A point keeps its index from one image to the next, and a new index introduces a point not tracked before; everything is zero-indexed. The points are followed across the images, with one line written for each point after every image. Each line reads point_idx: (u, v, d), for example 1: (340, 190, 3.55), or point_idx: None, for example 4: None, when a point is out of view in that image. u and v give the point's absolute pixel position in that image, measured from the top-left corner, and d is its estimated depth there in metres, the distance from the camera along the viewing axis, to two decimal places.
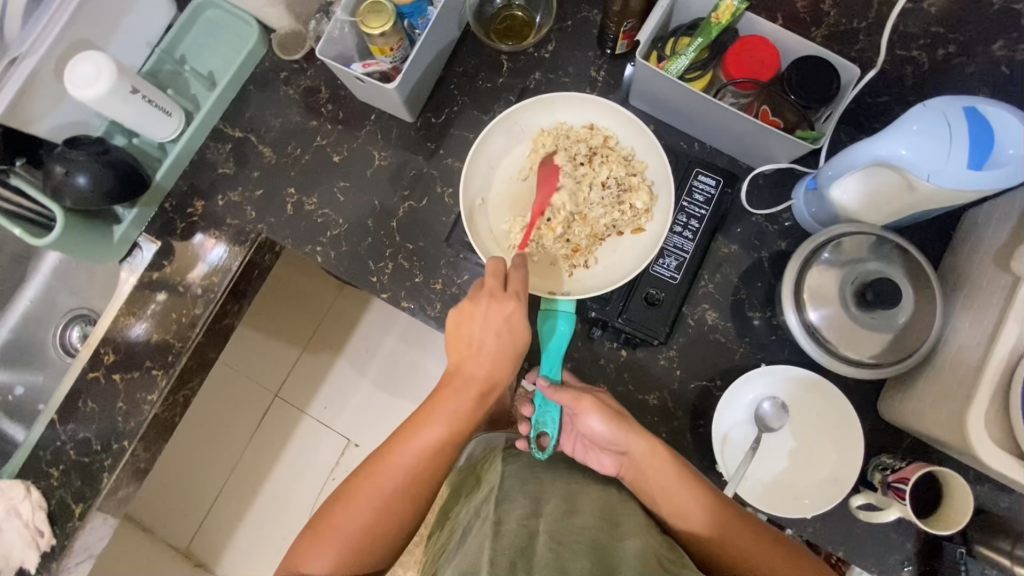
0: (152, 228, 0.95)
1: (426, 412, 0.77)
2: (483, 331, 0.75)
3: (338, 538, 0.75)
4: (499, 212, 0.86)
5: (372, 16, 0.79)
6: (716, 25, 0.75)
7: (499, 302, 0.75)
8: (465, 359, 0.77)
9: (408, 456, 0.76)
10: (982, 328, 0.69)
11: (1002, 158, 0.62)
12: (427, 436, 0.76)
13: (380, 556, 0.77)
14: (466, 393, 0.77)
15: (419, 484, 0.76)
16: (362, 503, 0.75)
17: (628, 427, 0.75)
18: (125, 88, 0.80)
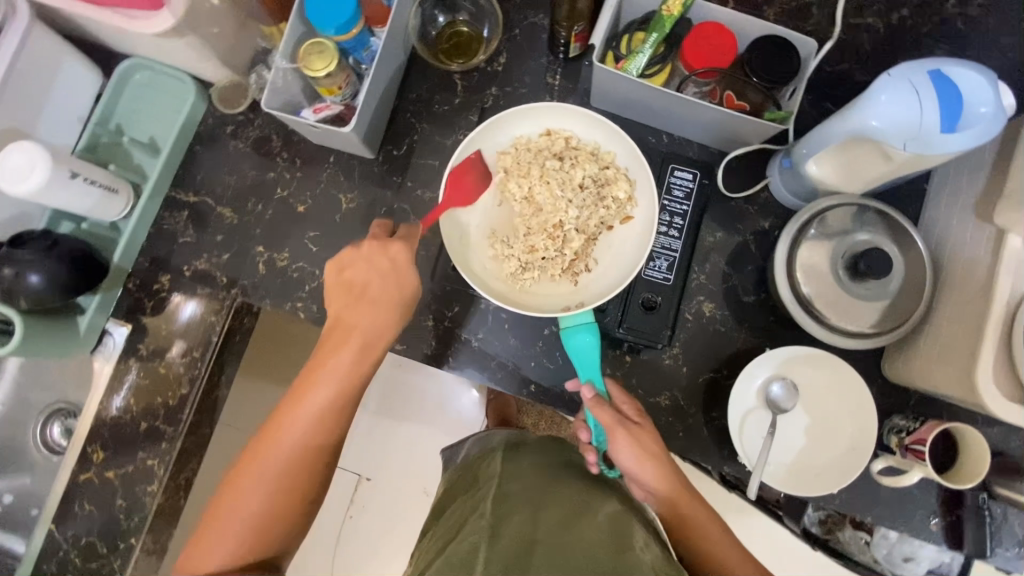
0: (120, 311, 0.91)
1: (312, 374, 0.73)
2: (368, 283, 0.74)
3: (235, 520, 0.70)
4: (483, 246, 0.80)
5: (314, 57, 0.76)
6: (668, 17, 0.74)
7: (371, 254, 0.74)
8: (344, 307, 0.74)
9: (302, 423, 0.72)
10: (975, 282, 0.70)
11: (975, 117, 0.61)
12: (318, 398, 0.72)
13: (288, 530, 0.73)
14: (355, 346, 0.73)
15: (315, 444, 0.72)
16: (259, 472, 0.71)
17: (660, 469, 0.70)
18: (63, 173, 0.75)
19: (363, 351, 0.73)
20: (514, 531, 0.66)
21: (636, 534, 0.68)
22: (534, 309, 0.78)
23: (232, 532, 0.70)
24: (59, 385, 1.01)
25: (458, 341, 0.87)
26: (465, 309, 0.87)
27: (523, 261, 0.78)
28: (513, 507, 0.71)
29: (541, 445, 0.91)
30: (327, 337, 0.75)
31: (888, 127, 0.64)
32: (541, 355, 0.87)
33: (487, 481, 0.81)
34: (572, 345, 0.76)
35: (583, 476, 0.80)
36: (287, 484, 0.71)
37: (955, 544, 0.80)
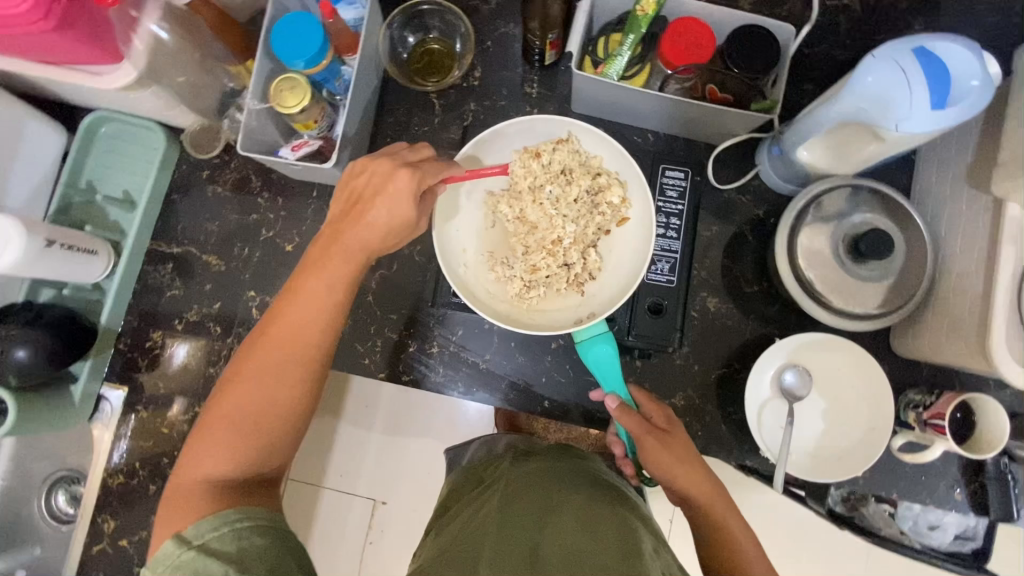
0: (113, 374, 0.88)
1: (308, 272, 0.64)
2: (372, 190, 0.64)
3: (226, 425, 0.61)
4: (481, 270, 0.78)
5: (286, 94, 0.74)
6: (642, 17, 0.72)
7: (375, 180, 0.65)
8: (342, 215, 0.66)
9: (298, 321, 0.63)
10: (976, 253, 0.70)
11: (966, 91, 0.61)
12: (312, 294, 0.63)
13: (282, 441, 0.63)
14: (354, 247, 0.64)
15: (312, 347, 0.63)
16: (250, 375, 0.62)
17: (686, 473, 0.68)
18: (40, 243, 0.72)
19: (360, 255, 0.64)
20: (517, 538, 0.61)
21: (645, 541, 0.62)
22: (545, 327, 0.76)
23: (224, 438, 0.61)
24: (59, 453, 0.98)
25: (466, 365, 0.86)
26: (470, 331, 0.86)
27: (528, 281, 0.76)
28: (519, 511, 0.66)
29: (552, 453, 0.81)
30: (325, 238, 0.65)
31: (877, 108, 0.64)
32: (551, 370, 0.86)
33: (493, 484, 0.75)
34: (590, 358, 0.76)
35: (592, 478, 0.74)
36: (281, 385, 0.62)
37: (980, 511, 0.80)
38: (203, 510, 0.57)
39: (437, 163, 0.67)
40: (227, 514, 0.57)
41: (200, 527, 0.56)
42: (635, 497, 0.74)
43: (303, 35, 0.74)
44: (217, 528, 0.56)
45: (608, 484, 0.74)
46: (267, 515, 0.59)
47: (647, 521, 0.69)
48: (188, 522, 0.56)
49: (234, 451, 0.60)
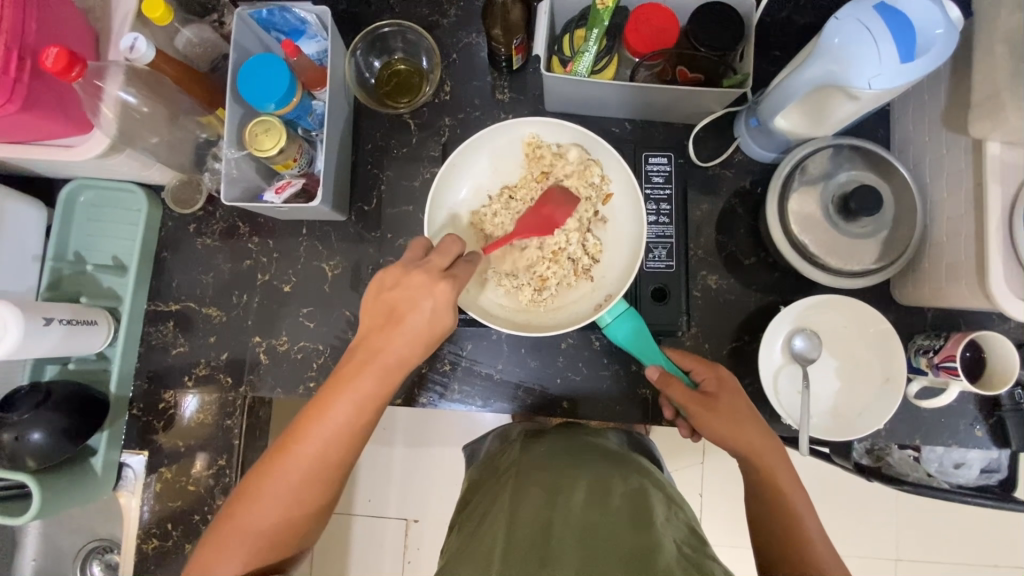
0: (131, 440, 0.87)
1: (334, 389, 0.62)
2: (407, 301, 0.63)
3: (244, 537, 0.61)
4: (489, 287, 0.78)
5: (262, 137, 0.74)
6: (605, 10, 0.70)
7: (409, 293, 0.63)
8: (376, 328, 0.64)
9: (320, 443, 0.61)
10: (964, 194, 0.71)
11: (931, 39, 0.62)
12: (338, 418, 0.62)
13: (301, 541, 0.65)
14: (390, 368, 0.63)
15: (334, 467, 0.62)
16: (272, 494, 0.61)
17: (740, 430, 0.70)
18: (37, 321, 0.72)
19: (392, 376, 0.63)
20: (531, 515, 0.62)
21: (657, 508, 0.64)
22: (569, 322, 0.76)
23: (239, 549, 0.60)
24: (88, 525, 0.97)
25: (478, 380, 0.86)
26: (479, 344, 0.86)
27: (539, 285, 0.76)
28: (531, 490, 0.67)
29: (558, 434, 0.80)
30: (360, 354, 0.63)
31: (847, 71, 0.64)
32: (565, 370, 0.86)
33: (506, 472, 0.76)
34: (621, 338, 0.75)
35: (602, 454, 0.75)
36: (302, 498, 0.62)
37: (1003, 445, 0.81)
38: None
39: (469, 264, 0.67)
40: None
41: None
42: (651, 468, 0.77)
43: (270, 78, 0.74)
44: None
45: (619, 458, 0.76)
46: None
47: (658, 485, 0.71)
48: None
49: (253, 562, 0.61)
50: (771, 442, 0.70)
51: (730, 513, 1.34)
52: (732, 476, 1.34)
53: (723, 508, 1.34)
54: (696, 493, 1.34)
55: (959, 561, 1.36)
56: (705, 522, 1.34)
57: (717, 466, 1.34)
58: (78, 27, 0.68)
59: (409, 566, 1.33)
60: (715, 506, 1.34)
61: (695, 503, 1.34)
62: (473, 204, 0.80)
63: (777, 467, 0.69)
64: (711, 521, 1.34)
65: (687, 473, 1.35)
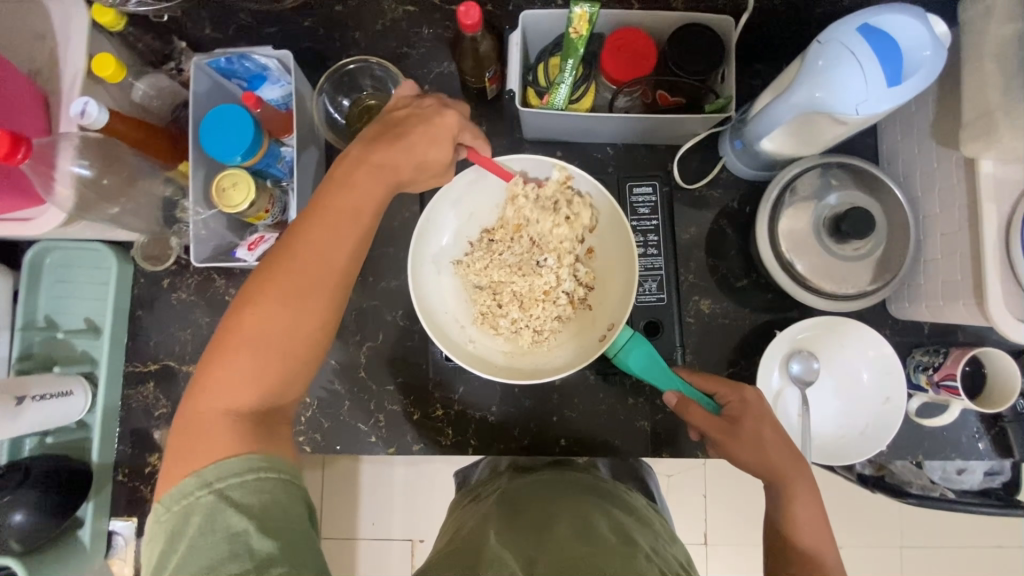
0: (119, 506, 0.84)
1: (330, 189, 0.58)
2: (412, 115, 0.61)
3: (246, 352, 0.54)
4: (488, 338, 0.74)
5: (230, 192, 0.71)
6: (578, 39, 0.68)
7: (422, 113, 0.61)
8: (373, 137, 0.60)
9: (313, 253, 0.56)
10: (958, 212, 0.69)
11: (918, 62, 0.60)
12: (336, 220, 0.57)
13: (305, 370, 0.58)
14: (386, 166, 0.59)
15: (333, 289, 0.57)
16: (273, 303, 0.55)
17: (767, 459, 0.62)
18: (9, 403, 0.70)
19: (391, 180, 0.59)
20: (515, 548, 0.59)
21: (641, 541, 0.62)
22: (572, 361, 0.71)
23: (246, 369, 0.54)
24: None
25: (472, 423, 0.83)
26: (471, 386, 0.83)
27: (539, 327, 0.72)
28: (513, 525, 0.64)
29: (550, 469, 0.78)
30: (352, 155, 0.60)
31: (831, 95, 0.61)
32: (561, 407, 0.83)
33: (484, 504, 0.73)
34: (633, 366, 0.69)
35: (584, 485, 0.73)
36: (300, 324, 0.56)
37: (1006, 455, 0.80)
38: (222, 450, 0.52)
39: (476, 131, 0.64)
40: (249, 453, 0.52)
41: (228, 467, 0.51)
42: (635, 501, 0.74)
43: (234, 131, 0.71)
44: (241, 473, 0.51)
45: (604, 490, 0.73)
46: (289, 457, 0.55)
47: (640, 518, 0.69)
48: (206, 458, 0.52)
49: (256, 388, 0.55)
50: (800, 466, 0.63)
51: (736, 515, 1.33)
52: (735, 478, 1.33)
53: (728, 509, 1.33)
54: (700, 496, 1.34)
55: (961, 544, 1.37)
56: (711, 525, 1.34)
57: (720, 468, 1.34)
58: (25, 98, 0.64)
59: None
60: (719, 508, 1.34)
61: (700, 505, 1.33)
62: (456, 249, 0.76)
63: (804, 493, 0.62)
64: (717, 525, 1.34)
65: (691, 477, 1.34)
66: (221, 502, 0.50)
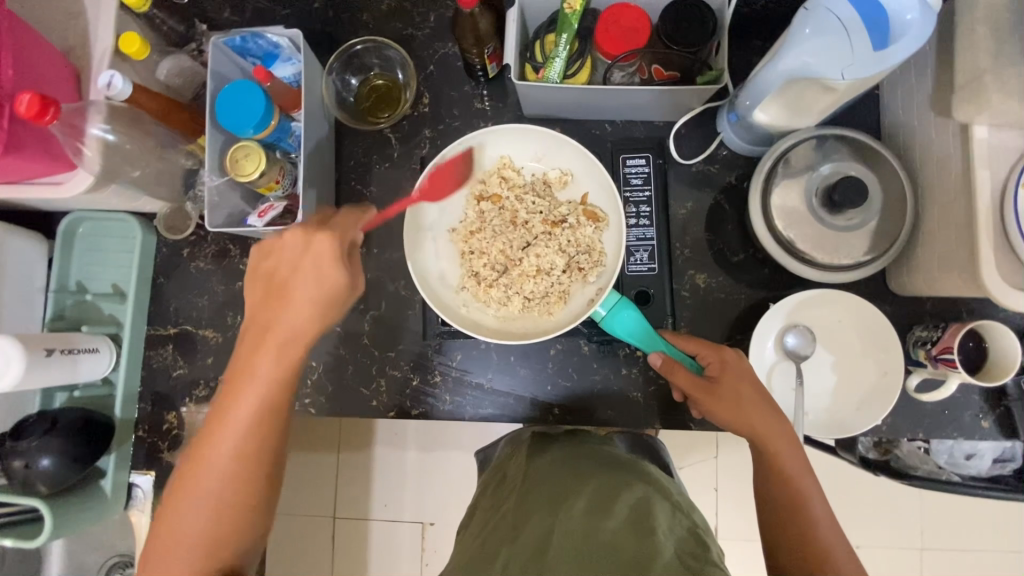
0: (139, 461, 0.90)
1: (235, 386, 0.61)
2: (293, 271, 0.63)
3: (182, 537, 0.59)
4: (477, 307, 0.75)
5: (243, 162, 0.75)
6: (572, 13, 0.72)
7: (295, 256, 0.63)
8: (262, 304, 0.64)
9: (229, 441, 0.60)
10: (954, 179, 0.68)
11: (904, 26, 0.60)
12: (239, 417, 0.60)
13: (251, 538, 0.62)
14: (272, 333, 0.62)
15: (254, 460, 0.61)
16: (194, 495, 0.59)
17: (748, 416, 0.63)
18: (38, 353, 0.75)
19: (286, 347, 0.62)
20: (533, 531, 0.60)
21: (660, 515, 0.61)
22: (565, 322, 0.73)
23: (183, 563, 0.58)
24: (110, 540, 1.03)
25: (467, 391, 0.86)
26: (468, 354, 0.86)
27: (529, 292, 0.74)
28: (532, 508, 0.64)
29: (565, 442, 0.78)
30: (251, 337, 0.63)
31: (820, 60, 0.62)
32: (555, 377, 0.85)
33: (510, 482, 0.74)
34: (617, 330, 0.70)
35: (608, 461, 0.73)
36: (228, 492, 0.59)
37: (1012, 435, 0.78)
38: None
39: (356, 219, 0.67)
40: None
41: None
42: (658, 475, 0.74)
43: (246, 104, 0.75)
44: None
45: (624, 464, 0.73)
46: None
47: (664, 490, 0.69)
48: None
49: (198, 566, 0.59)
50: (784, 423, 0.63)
51: (745, 506, 1.32)
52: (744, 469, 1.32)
53: (737, 501, 1.32)
54: (710, 488, 1.32)
55: (983, 548, 1.33)
56: (719, 515, 1.33)
57: (732, 459, 1.32)
58: (58, 72, 0.70)
59: (427, 567, 1.36)
60: (728, 501, 1.32)
61: (710, 496, 1.32)
62: (451, 218, 0.78)
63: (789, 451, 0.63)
64: (725, 516, 1.32)
65: (699, 466, 1.33)
66: None
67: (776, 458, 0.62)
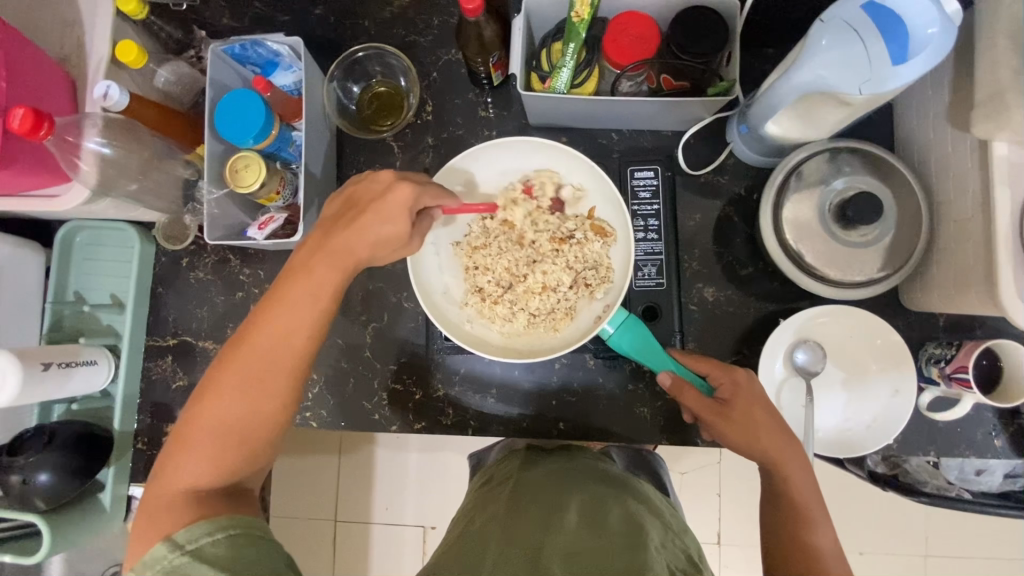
0: (139, 473, 0.89)
1: (288, 287, 0.61)
2: (372, 198, 0.62)
3: (208, 427, 0.59)
4: (481, 324, 0.74)
5: (242, 174, 0.74)
6: (580, 23, 0.69)
7: (376, 185, 0.62)
8: (332, 219, 0.63)
9: (276, 340, 0.60)
10: (971, 196, 0.66)
11: (924, 40, 0.57)
12: (288, 317, 0.60)
13: (273, 443, 0.62)
14: (340, 251, 0.61)
15: (296, 366, 0.61)
16: (233, 385, 0.59)
17: (760, 441, 0.62)
18: (35, 368, 0.74)
19: (344, 263, 0.61)
20: (524, 533, 0.60)
21: (652, 532, 0.61)
22: (570, 340, 0.72)
23: (206, 452, 0.58)
24: None
25: (471, 405, 0.85)
26: (472, 368, 0.85)
27: (535, 309, 0.73)
28: (526, 508, 0.64)
29: (558, 458, 0.77)
30: (312, 243, 0.62)
31: (835, 73, 0.60)
32: (560, 392, 0.84)
33: (501, 485, 0.73)
34: (627, 348, 0.70)
35: (599, 476, 0.72)
36: (266, 390, 0.60)
37: None
38: (178, 524, 0.55)
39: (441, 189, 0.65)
40: (207, 525, 0.55)
41: (192, 531, 0.54)
42: (648, 494, 0.73)
43: (245, 114, 0.74)
44: (212, 533, 0.55)
45: (618, 480, 0.73)
46: (255, 523, 0.58)
47: (654, 510, 0.68)
48: (173, 528, 0.55)
49: (219, 459, 0.59)
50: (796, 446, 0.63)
51: (749, 514, 1.31)
52: (748, 476, 1.31)
53: (741, 509, 1.30)
54: (714, 495, 1.31)
55: (990, 556, 1.31)
56: (723, 523, 1.31)
57: (736, 467, 1.31)
58: (54, 83, 0.68)
59: None
60: (732, 508, 1.31)
61: (713, 503, 1.31)
62: (455, 233, 0.77)
63: (798, 474, 0.62)
64: (729, 523, 1.31)
65: (702, 474, 1.32)
66: (193, 561, 0.53)
67: (788, 483, 0.62)
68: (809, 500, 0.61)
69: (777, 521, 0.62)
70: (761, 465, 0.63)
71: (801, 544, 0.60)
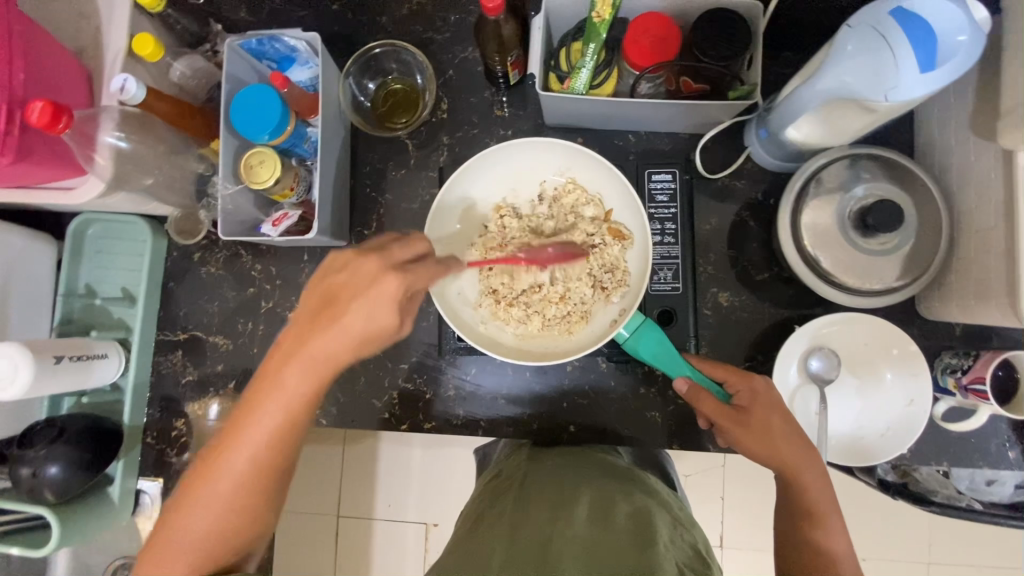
0: (147, 467, 0.88)
1: (260, 393, 0.56)
2: (349, 296, 0.54)
3: (183, 539, 0.57)
4: (496, 326, 0.74)
5: (258, 169, 0.73)
6: (601, 23, 0.67)
7: (355, 280, 0.54)
8: (308, 316, 0.56)
9: (248, 445, 0.56)
10: (993, 206, 0.66)
11: (953, 47, 0.57)
12: (265, 427, 0.56)
13: (255, 539, 0.61)
14: (315, 357, 0.55)
15: (272, 471, 0.57)
16: (205, 499, 0.56)
17: (777, 448, 0.62)
18: (47, 360, 0.73)
19: (323, 370, 0.55)
20: (532, 530, 0.59)
21: (661, 527, 0.61)
22: (586, 344, 0.71)
23: (180, 563, 0.57)
24: (113, 542, 1.02)
25: (482, 406, 0.84)
26: (483, 368, 0.84)
27: (550, 312, 0.72)
28: (534, 506, 0.63)
29: (566, 451, 0.77)
30: (290, 340, 0.56)
31: (859, 79, 0.60)
32: (572, 394, 0.84)
33: (509, 482, 0.72)
34: (644, 353, 0.69)
35: (608, 469, 0.72)
36: (241, 499, 0.57)
37: None
38: None
39: (433, 267, 0.57)
40: None
41: None
42: (660, 490, 0.73)
43: (263, 110, 0.73)
44: None
45: (625, 474, 0.72)
46: None
47: (663, 503, 0.68)
48: None
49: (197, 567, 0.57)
50: (812, 454, 0.63)
51: (753, 517, 1.30)
52: (753, 479, 1.30)
53: (745, 513, 1.30)
54: (717, 499, 1.30)
55: (994, 565, 1.31)
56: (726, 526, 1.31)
57: (741, 470, 1.31)
58: (71, 75, 0.68)
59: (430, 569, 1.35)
60: (736, 511, 1.30)
61: (717, 506, 1.31)
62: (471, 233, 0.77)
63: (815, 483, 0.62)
64: (733, 526, 1.31)
65: (706, 476, 1.32)
66: None
67: (803, 493, 0.61)
68: (825, 510, 0.61)
69: (790, 531, 0.62)
70: (775, 473, 0.63)
71: (813, 555, 0.60)
